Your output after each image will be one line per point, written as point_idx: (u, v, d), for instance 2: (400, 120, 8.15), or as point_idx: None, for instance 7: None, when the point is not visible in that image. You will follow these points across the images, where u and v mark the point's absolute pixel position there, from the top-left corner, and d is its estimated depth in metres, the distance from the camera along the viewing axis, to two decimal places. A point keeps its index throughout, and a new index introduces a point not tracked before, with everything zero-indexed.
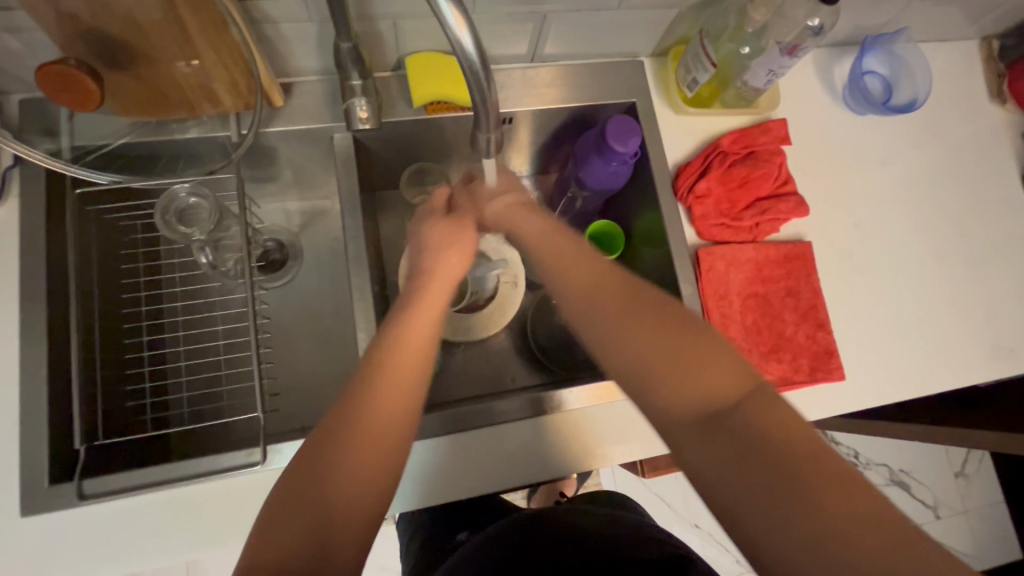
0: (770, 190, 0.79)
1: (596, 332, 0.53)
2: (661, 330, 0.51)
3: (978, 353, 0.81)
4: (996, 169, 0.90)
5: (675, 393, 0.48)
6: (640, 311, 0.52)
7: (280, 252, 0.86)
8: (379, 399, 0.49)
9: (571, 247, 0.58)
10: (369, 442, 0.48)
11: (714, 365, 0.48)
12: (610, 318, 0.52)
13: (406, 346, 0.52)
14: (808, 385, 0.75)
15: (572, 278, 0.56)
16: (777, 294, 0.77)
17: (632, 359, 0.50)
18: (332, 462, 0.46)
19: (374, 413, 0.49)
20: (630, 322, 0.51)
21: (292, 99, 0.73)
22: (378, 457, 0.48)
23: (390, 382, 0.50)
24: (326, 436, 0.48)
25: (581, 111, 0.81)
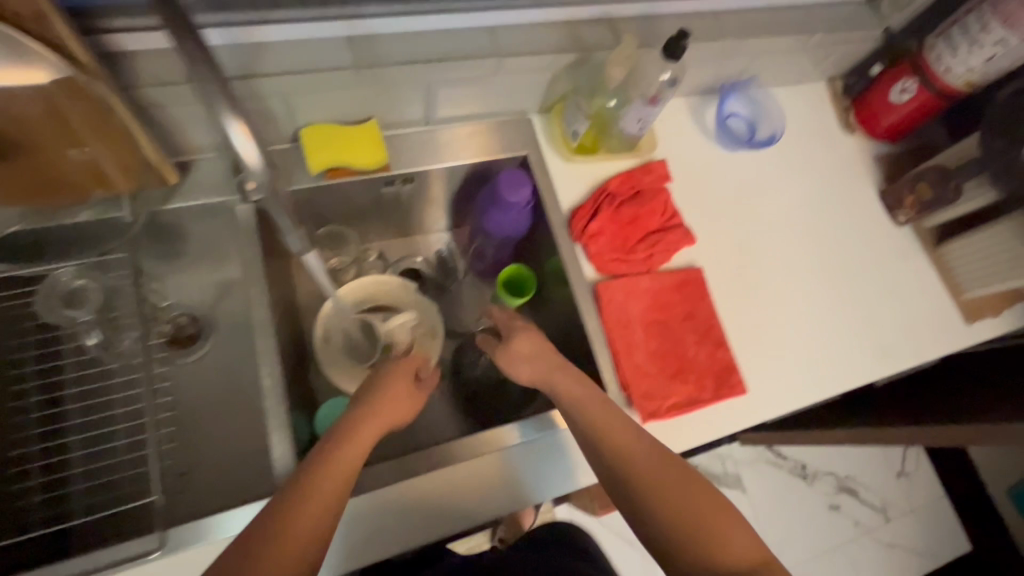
0: (659, 224, 0.86)
1: (631, 479, 0.62)
2: (678, 470, 0.62)
3: (862, 355, 0.89)
4: (855, 190, 1.01)
5: (694, 534, 0.59)
6: (672, 470, 0.62)
7: (193, 325, 0.80)
8: (296, 512, 0.54)
9: (619, 421, 0.65)
10: (298, 535, 0.53)
11: (725, 523, 0.60)
12: (644, 474, 0.62)
13: (327, 484, 0.57)
14: (713, 402, 0.79)
15: (632, 459, 0.63)
16: (676, 319, 0.82)
17: (660, 512, 0.60)
18: (268, 544, 0.52)
19: (317, 496, 0.56)
20: (671, 491, 0.61)
21: (190, 177, 0.74)
22: (307, 541, 0.54)
23: (334, 472, 0.58)
24: (281, 519, 0.54)
25: (479, 167, 0.86)
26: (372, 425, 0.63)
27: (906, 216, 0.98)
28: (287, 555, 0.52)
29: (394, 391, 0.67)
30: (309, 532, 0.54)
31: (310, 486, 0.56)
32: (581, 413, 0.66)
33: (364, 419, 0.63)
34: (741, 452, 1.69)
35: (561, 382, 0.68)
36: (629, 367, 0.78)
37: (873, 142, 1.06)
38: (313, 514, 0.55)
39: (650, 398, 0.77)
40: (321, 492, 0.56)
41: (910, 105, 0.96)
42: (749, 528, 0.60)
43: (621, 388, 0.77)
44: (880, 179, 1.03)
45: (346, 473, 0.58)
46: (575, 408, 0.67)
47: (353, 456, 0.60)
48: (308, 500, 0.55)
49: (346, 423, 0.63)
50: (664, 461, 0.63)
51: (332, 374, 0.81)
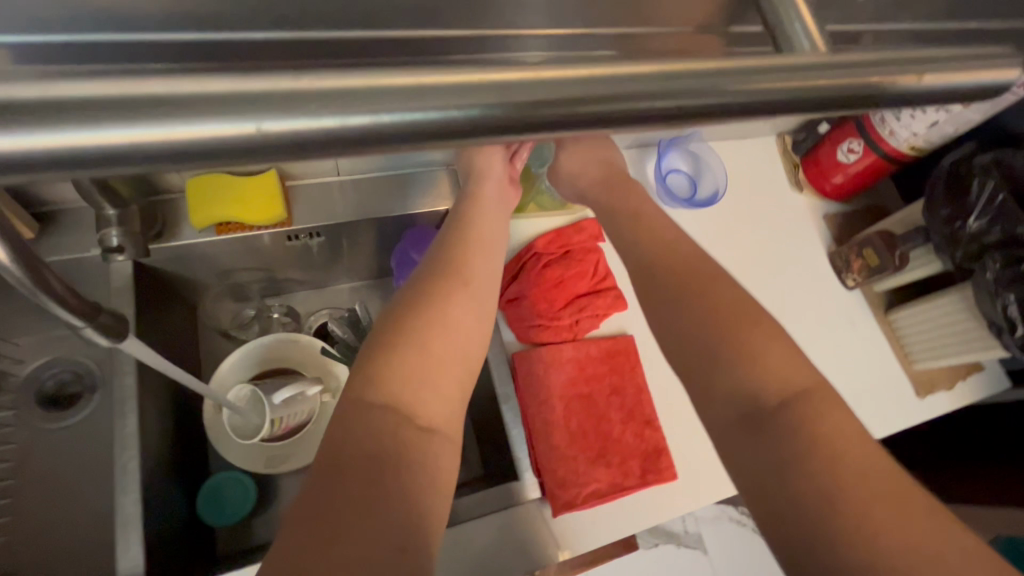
0: (589, 287, 0.80)
1: (697, 354, 0.52)
2: (721, 323, 0.52)
3: None
4: (804, 251, 0.97)
5: (752, 385, 0.48)
6: (730, 316, 0.52)
7: (76, 383, 0.71)
8: (380, 396, 0.48)
9: (647, 228, 0.64)
10: (391, 445, 0.46)
11: (782, 361, 0.49)
12: (688, 321, 0.53)
13: (433, 333, 0.54)
14: (640, 490, 0.71)
15: (644, 257, 0.60)
16: (602, 393, 0.75)
17: (706, 353, 0.51)
18: (367, 468, 0.43)
19: (423, 410, 0.50)
20: (737, 335, 0.50)
21: (56, 230, 0.67)
22: (408, 449, 0.47)
23: (431, 370, 0.52)
24: (369, 423, 0.47)
25: (394, 220, 0.80)
26: (454, 327, 0.56)
27: (855, 280, 0.93)
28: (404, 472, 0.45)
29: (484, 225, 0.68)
30: (390, 451, 0.46)
31: (394, 383, 0.50)
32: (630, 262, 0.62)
33: (441, 315, 0.56)
34: None
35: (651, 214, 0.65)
36: (544, 448, 0.70)
37: (822, 200, 1.02)
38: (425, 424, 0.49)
39: (566, 485, 0.69)
40: (419, 394, 0.50)
41: (855, 167, 0.93)
42: (795, 350, 0.50)
43: (535, 471, 0.70)
44: (829, 240, 0.99)
45: (455, 364, 0.55)
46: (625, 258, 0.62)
47: (440, 348, 0.53)
48: (401, 418, 0.48)
49: (477, 307, 0.59)
50: (711, 306, 0.53)
51: (216, 445, 0.73)
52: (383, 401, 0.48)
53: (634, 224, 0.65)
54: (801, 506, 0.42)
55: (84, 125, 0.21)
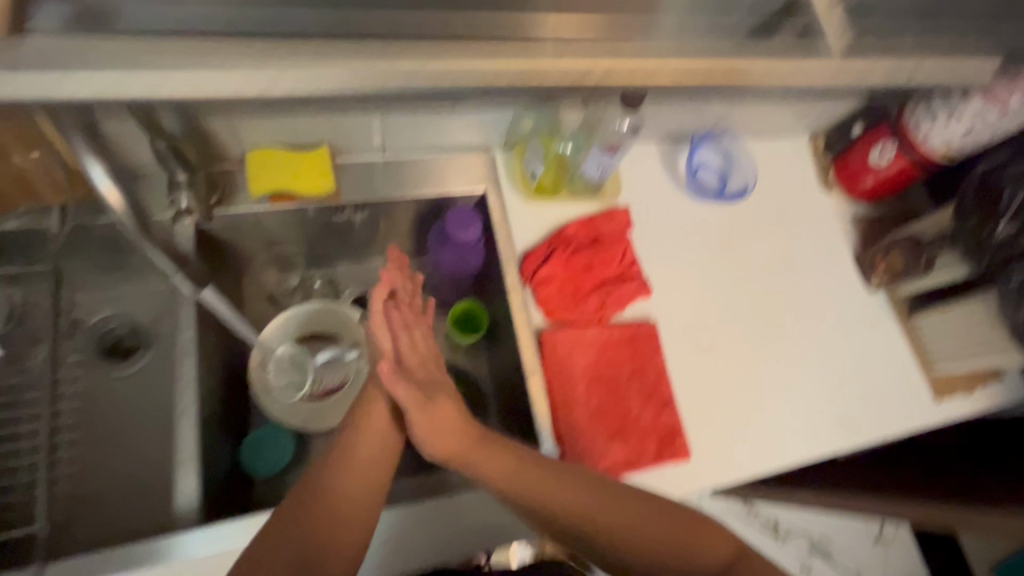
0: (615, 273, 0.83)
1: (593, 526, 0.65)
2: (635, 499, 0.66)
3: (820, 428, 0.85)
4: (830, 251, 0.98)
5: (669, 565, 0.65)
6: (629, 504, 0.66)
7: (130, 340, 0.76)
8: (317, 510, 0.60)
9: (569, 481, 0.66)
10: (317, 544, 0.59)
11: (678, 521, 0.66)
12: (594, 510, 0.65)
13: (347, 496, 0.62)
14: (654, 467, 0.75)
15: (577, 508, 0.65)
16: (623, 375, 0.78)
17: (598, 522, 0.65)
18: (276, 566, 0.57)
19: (325, 534, 0.60)
20: (632, 528, 0.65)
21: (129, 191, 0.73)
22: (329, 536, 0.60)
23: (337, 492, 0.62)
24: (276, 549, 0.58)
25: (433, 200, 0.84)
26: (368, 440, 0.66)
27: (878, 283, 0.94)
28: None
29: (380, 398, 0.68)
30: (309, 547, 0.59)
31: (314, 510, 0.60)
32: (522, 497, 0.64)
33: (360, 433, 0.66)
34: None
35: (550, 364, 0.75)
36: (565, 422, 0.74)
37: (852, 202, 1.02)
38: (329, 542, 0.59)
39: (583, 458, 0.73)
40: (326, 517, 0.60)
41: (891, 169, 0.93)
42: (720, 530, 0.68)
43: (555, 444, 0.74)
44: (857, 242, 0.99)
45: (368, 474, 0.64)
46: (546, 517, 0.65)
47: (356, 514, 0.61)
48: (306, 524, 0.60)
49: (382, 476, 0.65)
50: (598, 493, 0.66)
51: (262, 403, 0.79)
52: (295, 526, 0.59)
53: (536, 471, 0.65)
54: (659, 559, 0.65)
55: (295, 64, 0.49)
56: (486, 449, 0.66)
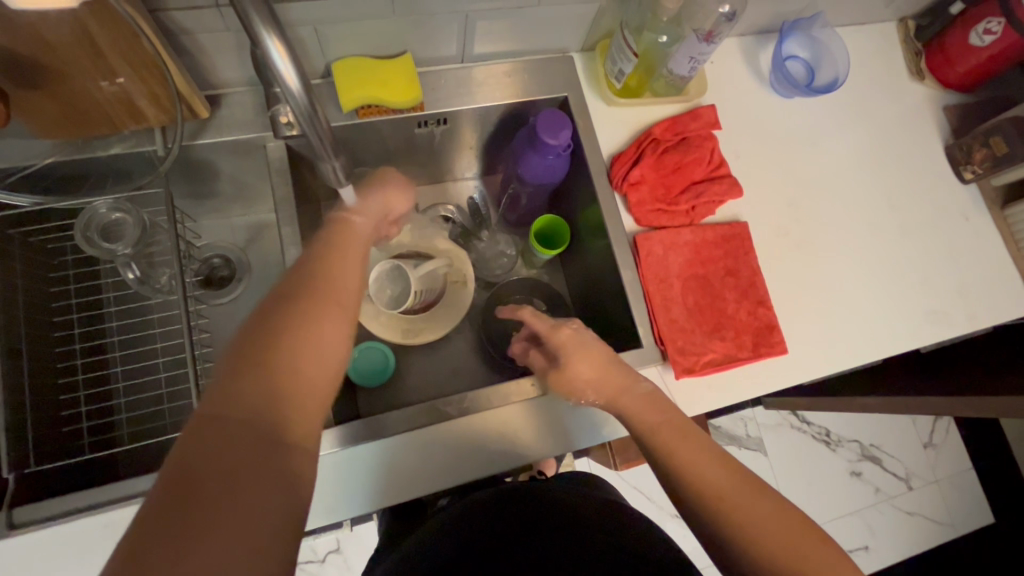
0: (704, 173, 0.82)
1: (697, 483, 0.57)
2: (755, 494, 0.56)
3: (915, 318, 0.85)
4: (920, 143, 0.94)
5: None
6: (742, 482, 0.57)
7: (227, 267, 0.86)
8: (278, 361, 0.45)
9: (688, 436, 0.60)
10: (294, 363, 0.46)
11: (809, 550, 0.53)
12: (712, 473, 0.57)
13: (310, 338, 0.48)
14: (753, 361, 0.76)
15: (680, 452, 0.59)
16: (717, 275, 0.79)
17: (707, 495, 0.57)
18: (240, 400, 0.42)
19: (311, 344, 0.48)
20: (755, 527, 0.54)
21: (221, 111, 0.73)
22: (278, 376, 0.45)
23: (330, 308, 0.50)
24: (247, 354, 0.45)
25: (512, 108, 0.82)
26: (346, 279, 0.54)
27: (974, 173, 0.91)
28: (288, 377, 0.45)
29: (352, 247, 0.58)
30: (255, 398, 0.43)
31: (289, 315, 0.48)
32: (643, 428, 0.62)
33: (337, 269, 0.54)
34: (764, 415, 1.68)
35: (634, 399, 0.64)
36: (665, 321, 0.76)
37: (942, 92, 0.97)
38: (319, 348, 0.48)
39: (686, 354, 0.75)
40: (316, 327, 0.49)
41: (995, 47, 0.87)
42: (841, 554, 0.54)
43: (656, 342, 0.75)
44: (946, 133, 0.95)
45: (337, 327, 0.50)
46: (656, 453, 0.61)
47: (325, 357, 0.49)
48: (266, 364, 0.45)
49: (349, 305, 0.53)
50: (721, 462, 0.58)
51: (363, 319, 0.81)
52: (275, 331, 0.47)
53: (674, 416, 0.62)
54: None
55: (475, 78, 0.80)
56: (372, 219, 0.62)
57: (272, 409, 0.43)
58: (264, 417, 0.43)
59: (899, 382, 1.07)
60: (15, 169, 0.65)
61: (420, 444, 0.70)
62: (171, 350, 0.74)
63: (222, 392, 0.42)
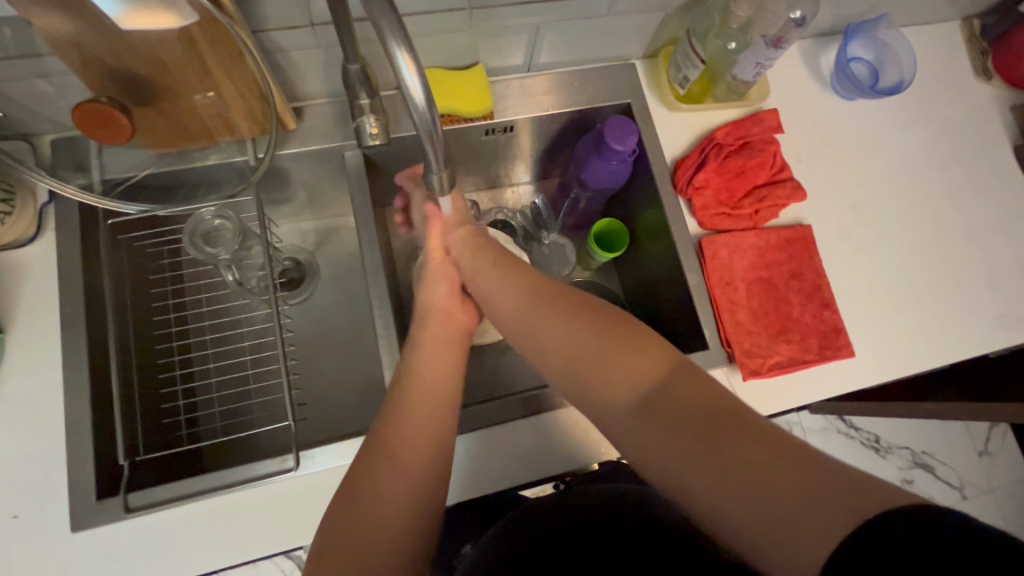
0: (767, 177, 0.82)
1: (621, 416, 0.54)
2: (732, 456, 0.46)
3: (984, 322, 0.83)
4: (988, 145, 0.92)
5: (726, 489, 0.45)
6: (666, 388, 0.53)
7: (297, 269, 0.90)
8: (375, 474, 0.55)
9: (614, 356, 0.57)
10: (388, 471, 0.55)
11: (811, 511, 0.41)
12: (677, 446, 0.49)
13: (401, 447, 0.57)
14: (819, 363, 0.77)
15: (600, 381, 0.56)
16: (781, 278, 0.79)
17: (669, 461, 0.49)
18: (349, 516, 0.53)
19: (397, 455, 0.56)
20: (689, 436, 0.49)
21: (304, 123, 0.77)
22: (376, 492, 0.54)
23: (416, 390, 0.61)
24: (350, 475, 0.56)
25: (575, 115, 0.84)
26: (425, 381, 0.62)
27: None
28: (377, 484, 0.55)
29: (434, 343, 0.67)
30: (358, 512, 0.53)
31: (378, 435, 0.58)
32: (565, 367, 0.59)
33: (419, 374, 0.63)
34: (810, 419, 1.66)
35: (544, 333, 0.61)
36: (731, 324, 0.76)
37: (1010, 91, 0.95)
38: (407, 456, 0.57)
39: (751, 357, 0.75)
40: (406, 407, 0.60)
41: None
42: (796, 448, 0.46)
43: (721, 344, 0.76)
44: (1015, 134, 0.93)
45: (426, 429, 0.59)
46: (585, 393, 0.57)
47: (417, 461, 0.57)
48: (362, 481, 0.55)
49: (435, 401, 0.61)
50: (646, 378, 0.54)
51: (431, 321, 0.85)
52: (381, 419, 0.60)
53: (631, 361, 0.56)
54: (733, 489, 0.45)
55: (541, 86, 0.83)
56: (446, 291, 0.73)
57: (372, 523, 0.53)
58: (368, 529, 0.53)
59: (964, 388, 1.05)
60: (119, 180, 0.70)
61: (483, 441, 0.73)
62: (257, 347, 0.77)
63: (336, 511, 0.54)
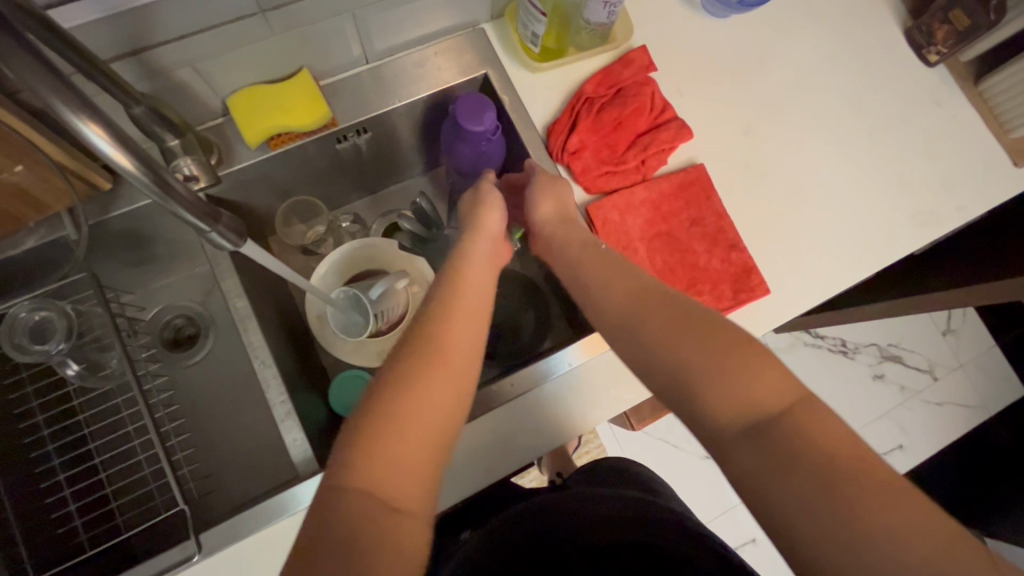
0: (648, 123, 0.76)
1: (716, 393, 0.47)
2: (868, 480, 0.41)
3: (901, 223, 0.80)
4: (879, 32, 0.86)
5: (845, 506, 0.40)
6: (783, 380, 0.47)
7: (190, 325, 0.83)
8: (379, 446, 0.45)
9: (738, 339, 0.49)
10: (392, 442, 0.46)
11: (934, 551, 0.38)
12: (804, 447, 0.43)
13: (413, 416, 0.47)
14: (734, 309, 0.73)
15: (707, 357, 0.49)
16: (681, 228, 0.75)
17: (762, 460, 0.44)
18: (350, 490, 0.43)
19: (404, 425, 0.47)
20: (809, 446, 0.43)
21: (127, 177, 0.69)
22: (379, 468, 0.45)
23: (410, 404, 0.48)
24: (352, 437, 0.46)
25: (434, 100, 0.77)
26: (459, 342, 0.53)
27: (938, 54, 0.83)
28: (378, 456, 0.45)
29: (469, 284, 0.58)
30: (357, 485, 0.44)
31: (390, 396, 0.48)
32: (676, 345, 0.51)
33: (456, 326, 0.54)
34: (775, 339, 1.66)
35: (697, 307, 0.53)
36: None
37: None
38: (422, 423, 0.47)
39: None
40: (396, 405, 0.47)
41: None
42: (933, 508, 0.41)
43: None
44: (902, 16, 0.87)
45: (434, 398, 0.49)
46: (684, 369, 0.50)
47: (426, 441, 0.47)
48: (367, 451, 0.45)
49: (465, 363, 0.52)
50: (773, 369, 0.47)
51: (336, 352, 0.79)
52: (361, 426, 0.46)
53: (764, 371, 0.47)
54: (851, 509, 0.40)
55: (385, 79, 0.75)
56: (482, 255, 0.62)
57: (371, 511, 0.43)
58: (366, 512, 0.43)
59: (904, 283, 1.03)
60: None
61: None
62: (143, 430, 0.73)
63: (332, 492, 0.44)
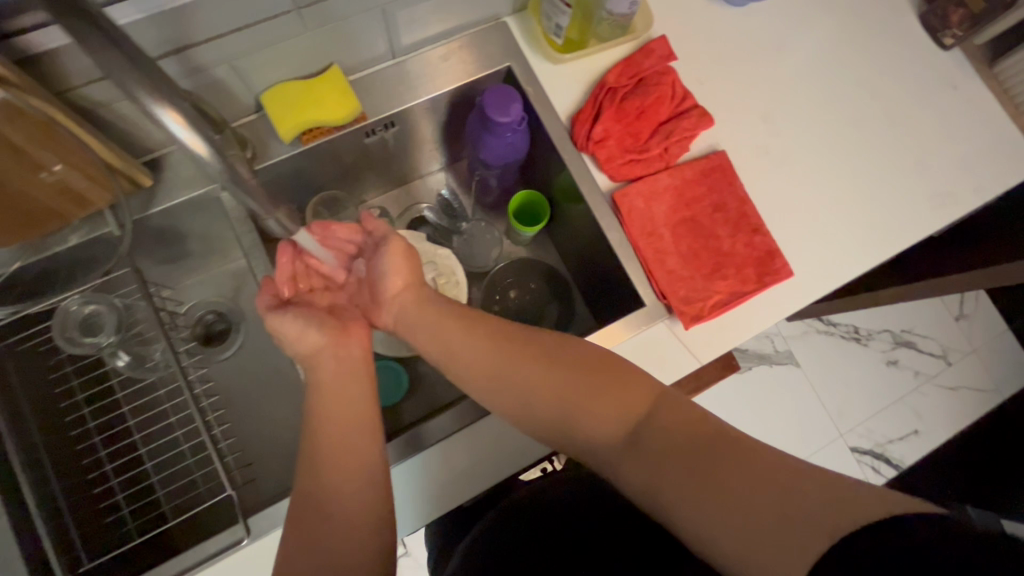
0: (670, 111, 0.78)
1: (593, 422, 0.55)
2: (725, 459, 0.48)
3: (920, 204, 0.81)
4: (894, 17, 0.87)
5: (710, 499, 0.46)
6: (635, 397, 0.55)
7: (222, 321, 0.85)
8: (322, 486, 0.55)
9: (587, 373, 0.58)
10: (335, 475, 0.56)
11: (792, 503, 0.43)
12: (668, 452, 0.50)
13: (337, 457, 0.57)
14: (760, 292, 0.74)
15: (577, 392, 0.57)
16: (705, 213, 0.76)
17: (646, 476, 0.50)
18: (316, 523, 0.54)
19: (331, 467, 0.57)
20: (670, 447, 0.51)
21: (164, 175, 0.71)
22: (330, 499, 0.55)
23: (330, 451, 0.57)
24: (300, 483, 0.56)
25: (459, 93, 0.78)
26: (337, 397, 0.61)
27: (954, 36, 0.85)
28: (324, 491, 0.55)
29: (346, 349, 0.65)
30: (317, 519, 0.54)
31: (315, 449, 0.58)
32: (539, 388, 0.59)
33: (335, 387, 0.62)
34: (788, 327, 1.67)
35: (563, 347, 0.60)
36: (662, 274, 0.73)
37: None
38: (355, 454, 0.57)
39: (690, 303, 0.73)
40: (319, 455, 0.57)
41: None
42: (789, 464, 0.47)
43: (657, 297, 0.74)
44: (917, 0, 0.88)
45: (340, 441, 0.58)
46: (562, 408, 0.58)
47: (362, 468, 0.57)
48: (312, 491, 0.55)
49: (359, 410, 0.61)
50: (618, 392, 0.56)
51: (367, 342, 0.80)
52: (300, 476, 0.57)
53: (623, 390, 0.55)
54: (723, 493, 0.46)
55: (411, 73, 0.76)
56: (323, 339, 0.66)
57: (328, 533, 0.53)
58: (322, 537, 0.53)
59: (922, 266, 1.04)
60: None
61: (447, 453, 0.71)
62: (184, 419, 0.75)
63: (294, 528, 0.54)
